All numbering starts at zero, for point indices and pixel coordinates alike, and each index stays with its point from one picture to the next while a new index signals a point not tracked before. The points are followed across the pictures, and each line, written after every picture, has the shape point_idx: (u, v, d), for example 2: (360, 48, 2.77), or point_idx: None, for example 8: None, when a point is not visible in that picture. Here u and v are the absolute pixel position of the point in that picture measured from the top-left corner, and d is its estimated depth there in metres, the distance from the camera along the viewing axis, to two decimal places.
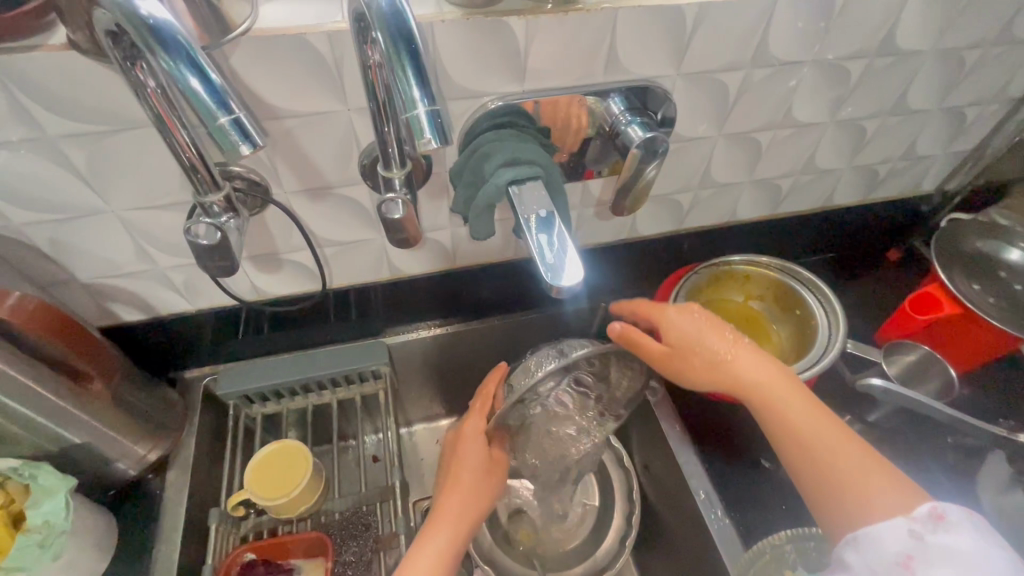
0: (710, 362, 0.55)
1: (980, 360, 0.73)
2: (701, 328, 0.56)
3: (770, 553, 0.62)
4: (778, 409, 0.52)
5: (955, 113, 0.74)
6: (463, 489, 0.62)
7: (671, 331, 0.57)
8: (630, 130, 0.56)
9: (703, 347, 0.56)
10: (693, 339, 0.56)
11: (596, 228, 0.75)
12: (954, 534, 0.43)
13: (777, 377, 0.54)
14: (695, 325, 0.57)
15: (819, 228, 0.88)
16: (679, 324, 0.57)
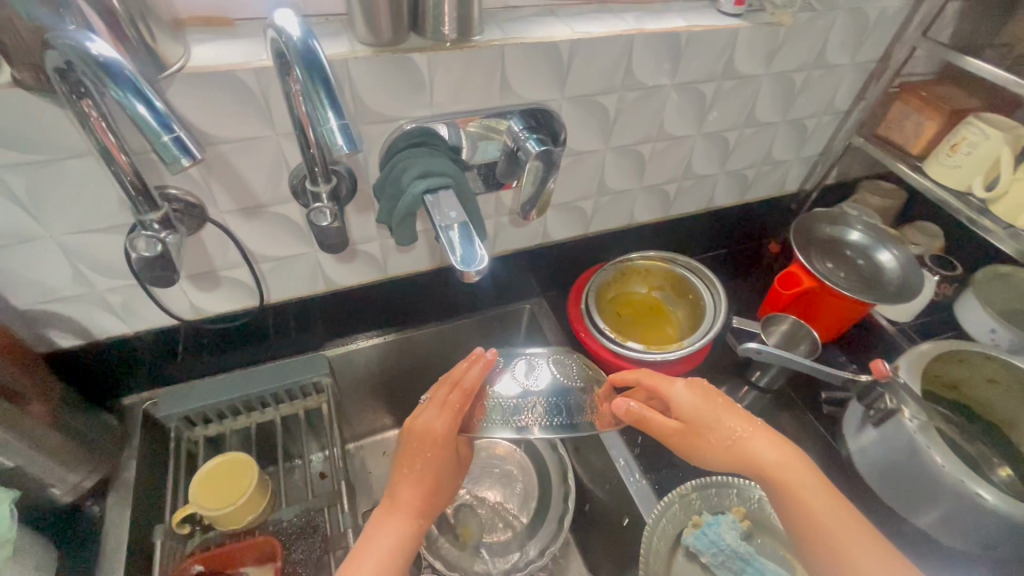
0: (726, 443, 0.59)
1: (839, 325, 0.87)
2: (717, 409, 0.61)
3: (679, 502, 0.72)
4: (795, 490, 0.56)
5: (797, 124, 0.90)
6: (428, 491, 0.62)
7: (682, 405, 0.62)
8: (529, 144, 0.66)
9: (713, 422, 0.60)
10: (704, 414, 0.61)
11: (513, 234, 0.84)
12: None
13: (790, 459, 0.59)
14: (703, 400, 0.62)
15: (709, 226, 1.01)
16: (693, 402, 0.62)
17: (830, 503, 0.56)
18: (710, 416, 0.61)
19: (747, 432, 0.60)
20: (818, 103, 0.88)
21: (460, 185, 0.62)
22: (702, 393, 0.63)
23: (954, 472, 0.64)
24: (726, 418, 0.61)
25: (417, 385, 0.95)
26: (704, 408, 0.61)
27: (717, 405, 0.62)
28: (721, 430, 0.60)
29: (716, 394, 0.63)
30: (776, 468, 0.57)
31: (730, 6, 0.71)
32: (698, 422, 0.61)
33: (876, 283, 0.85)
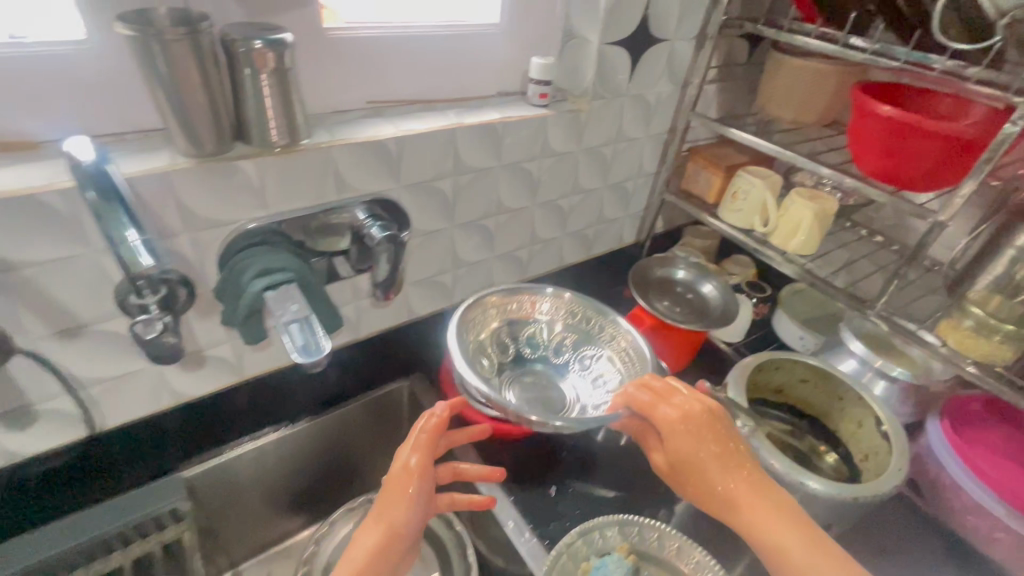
0: (714, 493, 0.61)
1: (684, 354, 0.99)
2: (708, 459, 0.61)
3: (567, 552, 0.73)
4: (775, 544, 0.57)
5: (618, 188, 1.05)
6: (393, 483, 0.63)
7: (669, 446, 0.62)
8: (372, 230, 0.70)
9: (704, 471, 0.61)
10: (693, 458, 0.61)
11: (377, 317, 0.86)
12: None
13: (772, 512, 0.59)
14: (696, 439, 0.61)
15: (565, 283, 1.11)
16: (680, 446, 0.62)
17: (808, 552, 0.56)
18: (699, 460, 0.61)
19: (736, 484, 0.60)
20: (630, 169, 1.03)
21: (304, 278, 0.64)
22: (698, 433, 0.62)
23: (787, 470, 0.71)
24: (719, 472, 0.60)
25: (302, 488, 0.92)
26: (691, 451, 0.61)
27: (710, 449, 0.61)
28: (710, 477, 0.60)
29: (714, 433, 0.62)
30: (753, 519, 0.59)
31: (536, 99, 0.84)
32: (686, 463, 0.61)
33: (703, 313, 0.99)
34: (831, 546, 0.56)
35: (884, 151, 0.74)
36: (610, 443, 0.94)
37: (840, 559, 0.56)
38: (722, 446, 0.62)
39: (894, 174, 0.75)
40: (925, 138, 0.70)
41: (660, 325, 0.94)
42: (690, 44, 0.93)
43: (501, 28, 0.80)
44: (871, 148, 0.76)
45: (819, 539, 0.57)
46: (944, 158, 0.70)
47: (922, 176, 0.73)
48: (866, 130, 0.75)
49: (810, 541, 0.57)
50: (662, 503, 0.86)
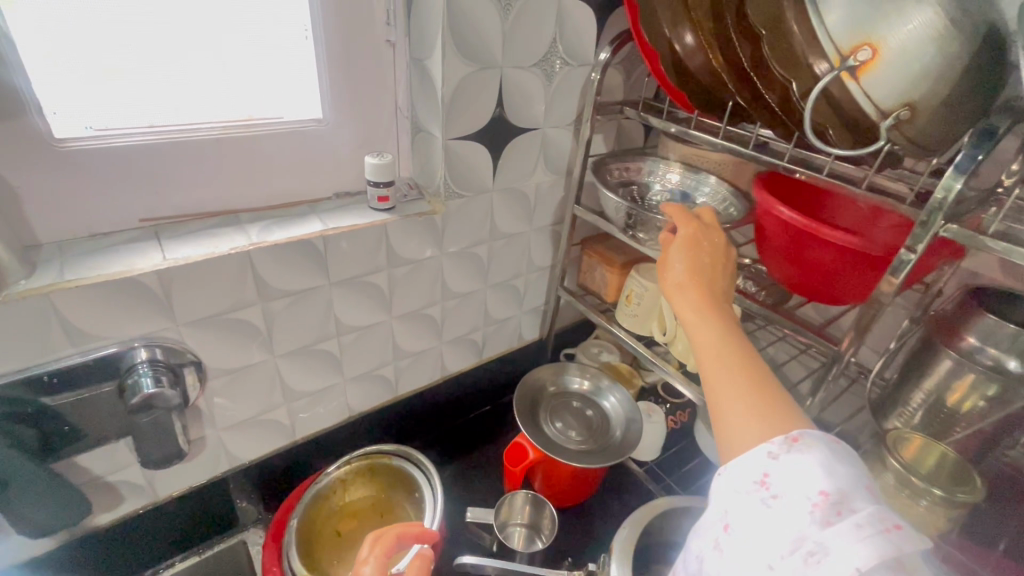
0: (681, 282, 0.54)
1: (580, 488, 0.82)
2: (699, 261, 0.55)
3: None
4: (706, 340, 0.48)
5: (504, 286, 0.91)
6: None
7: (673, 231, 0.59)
8: (142, 382, 0.56)
9: (670, 259, 0.56)
10: (675, 255, 0.56)
11: (180, 472, 0.69)
12: (807, 453, 0.38)
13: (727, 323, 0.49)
14: (693, 246, 0.56)
15: (453, 393, 0.96)
16: (676, 240, 0.58)
17: (728, 359, 0.46)
18: (683, 255, 0.56)
19: (703, 285, 0.53)
20: (516, 266, 0.90)
21: (9, 470, 0.51)
22: (694, 238, 0.57)
23: None
24: (700, 269, 0.54)
25: None
26: (677, 250, 0.56)
27: (700, 256, 0.56)
28: (683, 266, 0.55)
29: (713, 250, 0.57)
30: (694, 314, 0.51)
31: (376, 203, 0.70)
32: (673, 253, 0.57)
33: (601, 435, 0.84)
34: (760, 369, 0.45)
35: (787, 257, 0.62)
36: None
37: (771, 386, 0.44)
38: (713, 264, 0.56)
39: (802, 284, 0.63)
40: (826, 250, 0.57)
41: (543, 459, 0.78)
42: (567, 131, 0.82)
43: (327, 124, 0.67)
44: (773, 252, 0.63)
45: (753, 363, 0.46)
46: (852, 271, 0.58)
47: (835, 289, 0.60)
48: (768, 233, 0.63)
49: (744, 365, 0.45)
50: None
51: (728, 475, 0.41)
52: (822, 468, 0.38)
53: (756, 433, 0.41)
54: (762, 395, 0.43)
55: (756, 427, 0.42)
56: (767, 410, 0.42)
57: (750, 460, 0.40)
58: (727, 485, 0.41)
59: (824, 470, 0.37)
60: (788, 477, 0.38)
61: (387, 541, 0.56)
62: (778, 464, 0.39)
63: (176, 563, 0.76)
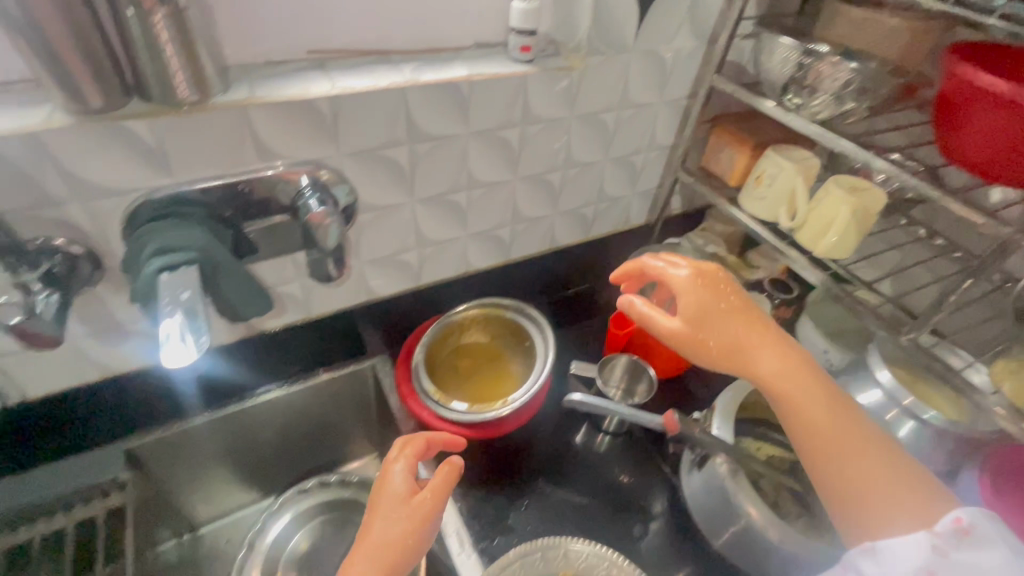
0: (735, 348, 0.57)
1: (680, 360, 0.86)
2: (737, 318, 0.57)
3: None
4: (801, 403, 0.56)
5: (623, 161, 0.90)
6: (376, 511, 0.57)
7: (685, 288, 0.58)
8: (309, 202, 0.62)
9: (711, 321, 0.57)
10: (719, 316, 0.57)
11: (329, 295, 0.79)
12: (978, 549, 0.47)
13: (801, 369, 0.57)
14: (714, 293, 0.57)
15: (557, 266, 1.00)
16: (690, 288, 0.58)
17: (841, 434, 0.54)
18: (718, 314, 0.57)
19: (756, 338, 0.57)
20: (638, 140, 0.88)
21: (218, 261, 0.57)
22: (706, 283, 0.58)
23: (763, 521, 0.62)
24: (744, 330, 0.57)
25: (280, 457, 0.94)
26: (720, 311, 0.57)
27: (730, 305, 0.57)
28: (730, 328, 0.57)
29: (729, 290, 0.58)
30: (778, 378, 0.56)
31: (518, 52, 0.70)
32: (697, 317, 0.57)
33: None
34: (864, 424, 0.55)
35: (955, 124, 0.60)
36: (583, 451, 0.85)
37: (880, 441, 0.55)
38: (740, 300, 0.58)
39: (958, 155, 0.60)
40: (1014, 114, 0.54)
41: (650, 327, 0.81)
42: None
43: None
44: (941, 117, 0.61)
45: (857, 422, 0.55)
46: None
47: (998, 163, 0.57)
48: (950, 98, 0.59)
49: (850, 429, 0.55)
50: (629, 525, 0.77)
51: (887, 551, 0.50)
52: (993, 566, 0.46)
53: (901, 516, 0.51)
54: (880, 467, 0.53)
55: (903, 518, 0.51)
56: (905, 493, 0.52)
57: (917, 551, 0.49)
58: (890, 563, 0.50)
59: (996, 568, 0.46)
60: (955, 570, 0.47)
61: (413, 448, 0.61)
62: (949, 559, 0.48)
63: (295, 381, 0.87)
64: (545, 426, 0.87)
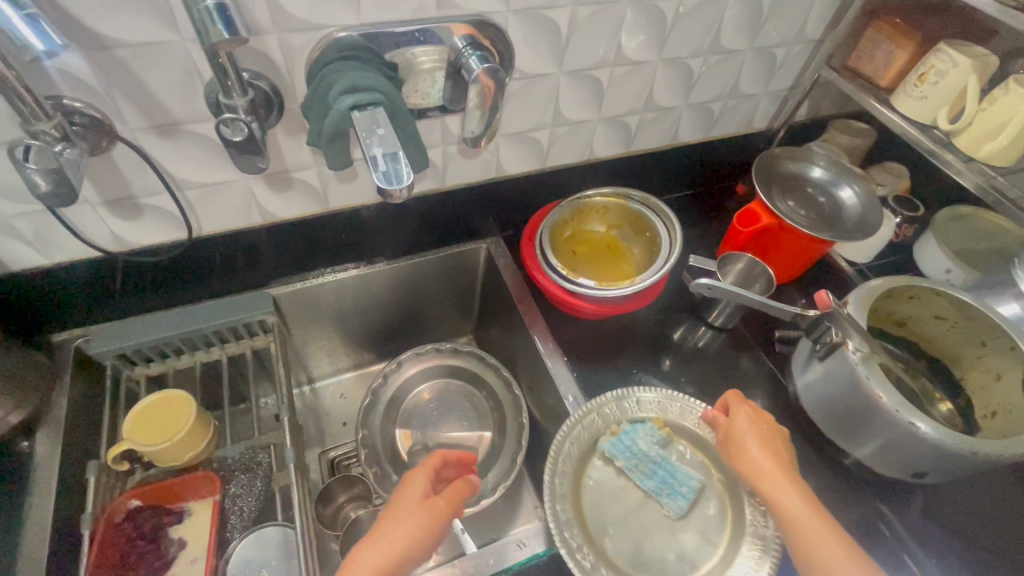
0: (759, 479, 0.59)
1: (797, 263, 0.86)
2: (767, 449, 0.61)
3: (597, 411, 0.74)
4: (814, 544, 0.53)
5: (765, 53, 0.85)
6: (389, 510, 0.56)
7: (740, 432, 0.63)
8: (471, 61, 0.60)
9: (755, 448, 0.61)
10: (744, 443, 0.62)
11: (463, 166, 0.81)
12: None
13: (818, 512, 0.55)
14: (766, 433, 0.63)
15: (672, 165, 0.99)
16: (743, 428, 0.64)
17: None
18: (762, 448, 0.61)
19: (770, 466, 0.59)
20: (787, 29, 0.83)
21: (396, 105, 0.58)
22: (768, 432, 0.63)
23: (891, 403, 0.64)
24: (771, 455, 0.60)
25: (392, 327, 1.00)
26: (745, 437, 0.63)
27: (775, 450, 0.61)
28: (763, 461, 0.60)
29: (781, 446, 0.62)
30: (799, 511, 0.55)
31: None
32: (739, 452, 0.62)
33: (833, 221, 0.84)
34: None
35: None
36: (688, 341, 0.88)
37: None
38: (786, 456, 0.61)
39: None
40: None
41: (778, 226, 0.81)
42: None
43: None
44: None
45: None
46: None
47: None
48: None
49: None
50: None
51: None
52: None
53: None
54: None
55: None
56: None
57: None
58: None
59: None
60: None
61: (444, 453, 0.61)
62: None
63: (420, 256, 0.92)
64: (649, 315, 0.91)
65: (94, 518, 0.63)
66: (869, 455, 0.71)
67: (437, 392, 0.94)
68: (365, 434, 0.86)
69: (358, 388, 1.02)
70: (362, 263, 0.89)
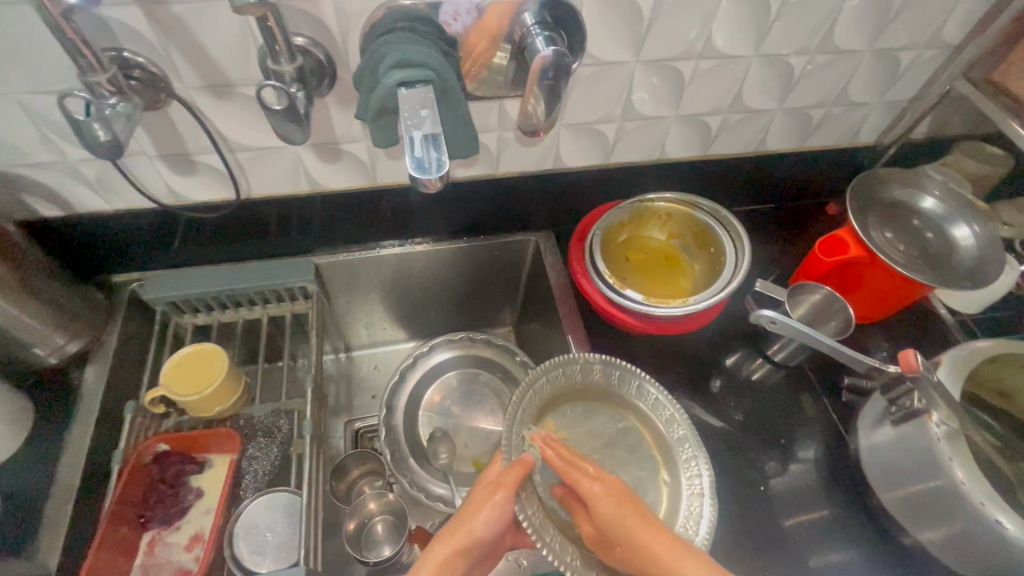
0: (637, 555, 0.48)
1: (886, 304, 0.75)
2: (620, 514, 0.49)
3: (580, 366, 0.66)
4: None
5: (887, 56, 0.73)
6: (483, 500, 0.51)
7: (592, 505, 0.51)
8: (537, 42, 0.55)
9: (616, 518, 0.49)
10: (619, 527, 0.49)
11: (519, 153, 0.76)
12: None
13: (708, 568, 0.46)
14: (614, 496, 0.50)
15: (754, 174, 0.88)
16: (595, 501, 0.50)
17: None
18: (621, 517, 0.49)
19: (665, 552, 0.47)
20: (918, 30, 0.70)
21: (448, 85, 0.54)
22: (619, 494, 0.51)
23: (972, 492, 0.56)
24: (633, 526, 0.49)
25: (431, 308, 0.98)
26: (619, 520, 0.49)
27: (628, 509, 0.50)
28: (631, 530, 0.48)
29: (630, 499, 0.51)
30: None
31: None
32: (603, 531, 0.50)
33: (939, 262, 0.72)
34: None
35: None
36: (740, 373, 0.80)
37: None
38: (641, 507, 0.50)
39: None
40: None
41: (869, 261, 0.70)
42: None
43: None
44: None
45: None
46: None
47: None
48: None
49: None
50: (772, 457, 0.73)
51: None
52: None
53: None
54: None
55: None
56: None
57: None
58: None
59: None
60: None
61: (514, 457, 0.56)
62: None
63: (465, 240, 0.89)
64: (700, 337, 0.83)
65: (124, 456, 0.65)
66: (940, 537, 0.61)
67: (465, 381, 0.91)
68: (388, 413, 0.86)
69: (390, 363, 1.02)
70: (407, 241, 0.87)
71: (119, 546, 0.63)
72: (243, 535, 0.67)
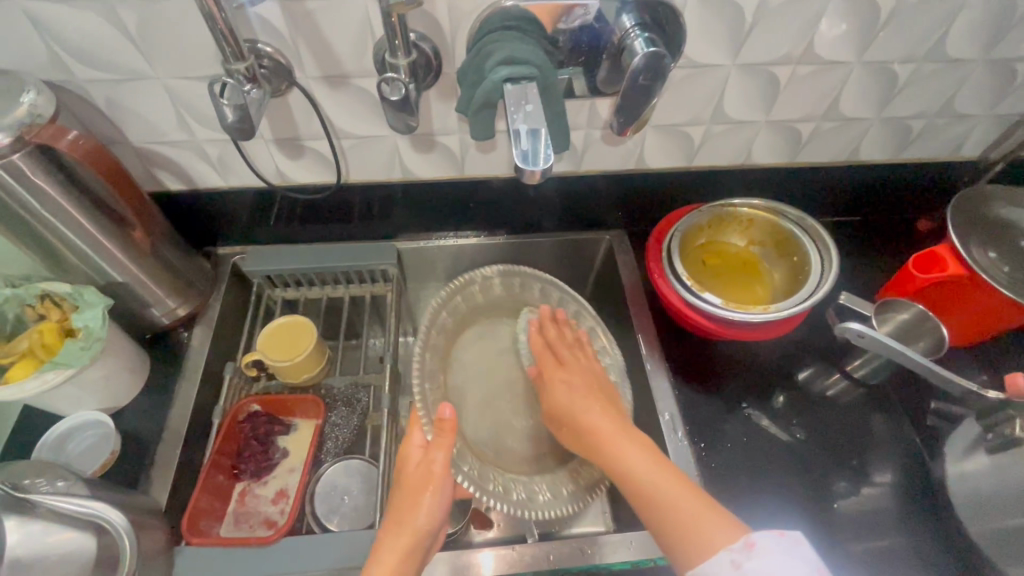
0: (581, 428, 0.61)
1: (984, 327, 0.71)
2: (576, 396, 0.64)
3: (479, 283, 0.75)
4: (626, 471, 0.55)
5: (1003, 66, 0.69)
6: (420, 491, 0.55)
7: (558, 390, 0.65)
8: (637, 43, 0.56)
9: (574, 396, 0.64)
10: (574, 407, 0.63)
11: (602, 152, 0.78)
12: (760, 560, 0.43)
13: (627, 437, 0.58)
14: (583, 383, 0.66)
15: (842, 185, 0.86)
16: (561, 389, 0.65)
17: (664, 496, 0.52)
18: (579, 399, 0.63)
19: (602, 423, 0.60)
20: None
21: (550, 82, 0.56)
22: (590, 383, 0.66)
23: None
24: (587, 405, 0.62)
25: None
26: (576, 402, 0.63)
27: (592, 394, 0.64)
28: (585, 407, 0.62)
29: (599, 390, 0.66)
30: (613, 444, 0.57)
31: None
32: (560, 410, 0.64)
33: None
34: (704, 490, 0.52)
35: None
36: (815, 387, 0.78)
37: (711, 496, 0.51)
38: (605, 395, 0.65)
39: None
40: None
41: (969, 280, 0.66)
42: None
43: None
44: None
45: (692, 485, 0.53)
46: None
47: None
48: None
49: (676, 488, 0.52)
50: (846, 475, 0.71)
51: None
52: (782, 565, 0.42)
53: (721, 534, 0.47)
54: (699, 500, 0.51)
55: None
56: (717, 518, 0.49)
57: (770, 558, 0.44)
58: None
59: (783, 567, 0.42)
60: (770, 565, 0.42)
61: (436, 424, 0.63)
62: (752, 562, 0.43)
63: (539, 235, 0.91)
64: (774, 347, 0.81)
65: (222, 413, 0.72)
66: None
67: None
68: None
69: None
70: (484, 232, 0.90)
71: (215, 491, 0.69)
72: (321, 495, 0.71)
